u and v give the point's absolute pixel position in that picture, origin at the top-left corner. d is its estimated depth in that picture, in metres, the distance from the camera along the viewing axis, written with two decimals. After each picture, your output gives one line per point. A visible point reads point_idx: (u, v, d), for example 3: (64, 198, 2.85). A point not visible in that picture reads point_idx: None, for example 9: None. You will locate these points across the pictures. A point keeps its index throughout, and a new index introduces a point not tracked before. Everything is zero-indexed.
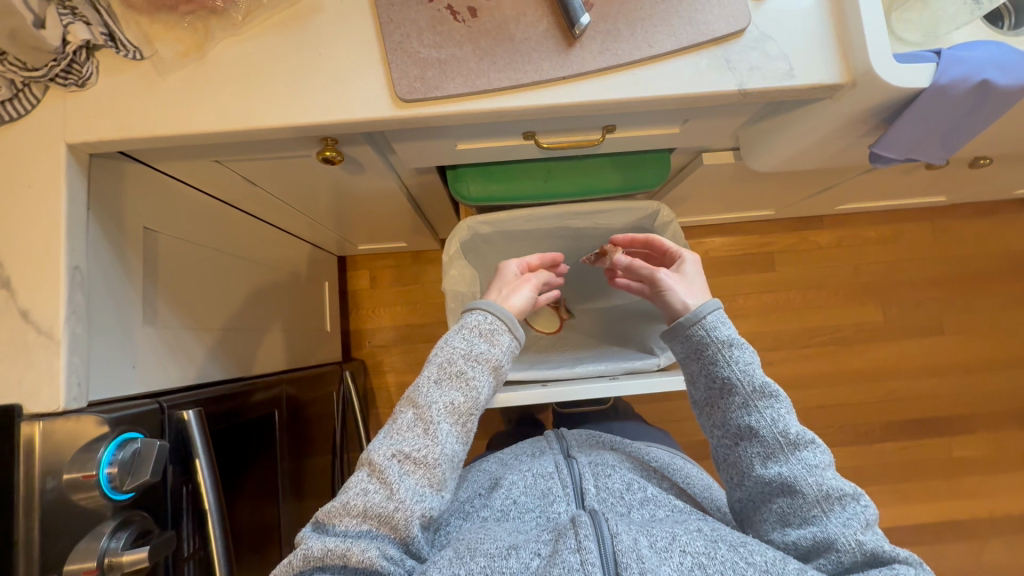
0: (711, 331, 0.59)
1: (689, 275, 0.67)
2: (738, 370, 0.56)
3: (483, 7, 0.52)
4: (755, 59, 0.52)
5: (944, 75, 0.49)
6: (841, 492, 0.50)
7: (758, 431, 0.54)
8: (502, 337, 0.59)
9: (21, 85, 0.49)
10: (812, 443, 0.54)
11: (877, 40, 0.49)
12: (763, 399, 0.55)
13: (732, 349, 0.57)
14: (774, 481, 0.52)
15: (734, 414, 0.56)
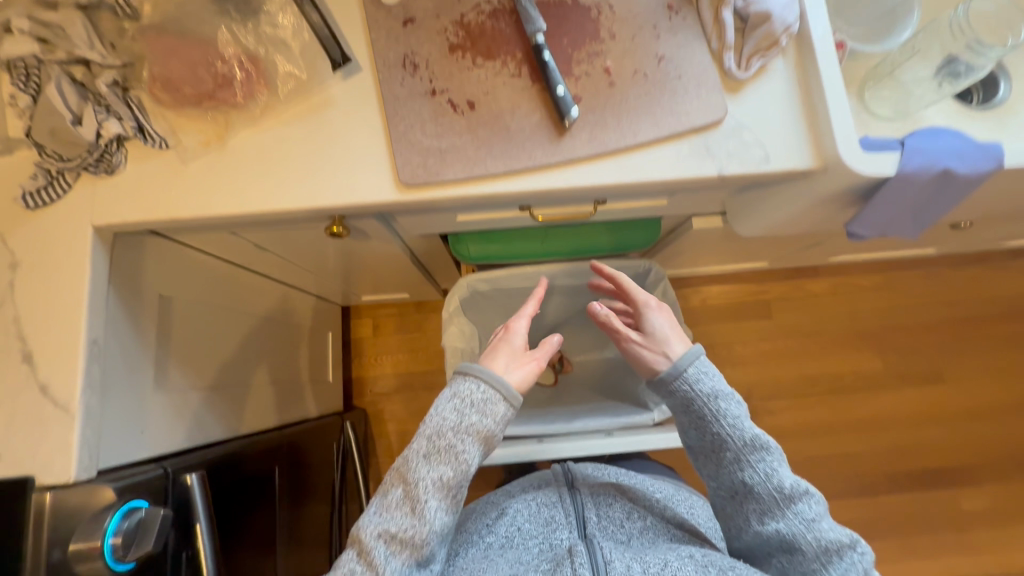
0: (699, 388, 0.59)
1: (653, 335, 0.63)
2: (728, 426, 0.58)
3: (482, 101, 0.56)
4: (733, 146, 0.56)
5: (909, 162, 0.53)
6: (835, 539, 0.54)
7: (753, 488, 0.57)
8: (497, 407, 0.56)
9: (55, 174, 0.54)
10: (806, 492, 0.57)
11: (844, 130, 0.54)
12: (755, 454, 0.58)
13: (721, 406, 0.59)
14: (774, 538, 0.56)
15: (729, 470, 0.59)
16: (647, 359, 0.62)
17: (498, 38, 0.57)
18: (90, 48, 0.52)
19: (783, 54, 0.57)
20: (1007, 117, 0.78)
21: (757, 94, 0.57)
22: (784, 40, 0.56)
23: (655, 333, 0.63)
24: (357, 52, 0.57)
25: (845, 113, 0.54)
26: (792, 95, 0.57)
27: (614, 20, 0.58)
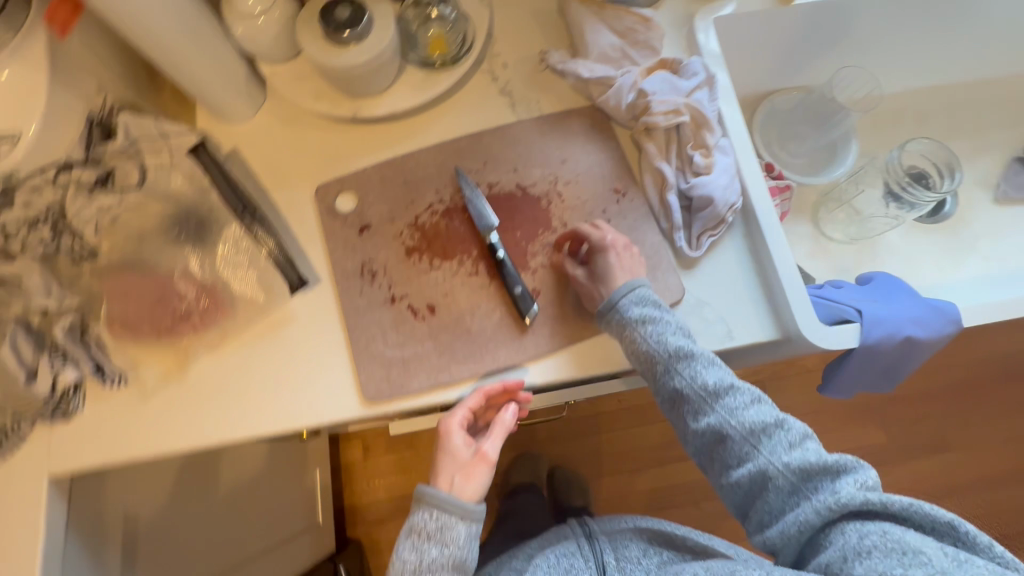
0: (650, 338, 0.52)
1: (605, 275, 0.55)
2: (687, 374, 0.52)
3: (442, 303, 0.56)
4: (694, 325, 0.56)
5: (869, 336, 0.53)
6: (819, 465, 0.48)
7: (723, 431, 0.51)
8: (454, 530, 0.51)
9: (10, 426, 0.52)
10: (779, 419, 0.51)
11: (802, 305, 0.54)
12: (717, 396, 0.52)
13: (675, 351, 0.52)
14: (755, 477, 0.50)
15: (696, 418, 0.53)
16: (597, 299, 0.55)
17: (453, 236, 0.59)
18: (46, 295, 0.52)
19: (732, 227, 0.59)
20: (952, 229, 0.82)
21: (712, 270, 0.58)
22: (730, 217, 0.58)
23: (603, 273, 0.55)
24: (318, 265, 0.58)
25: (799, 287, 0.54)
26: (746, 267, 0.58)
27: (564, 207, 0.60)
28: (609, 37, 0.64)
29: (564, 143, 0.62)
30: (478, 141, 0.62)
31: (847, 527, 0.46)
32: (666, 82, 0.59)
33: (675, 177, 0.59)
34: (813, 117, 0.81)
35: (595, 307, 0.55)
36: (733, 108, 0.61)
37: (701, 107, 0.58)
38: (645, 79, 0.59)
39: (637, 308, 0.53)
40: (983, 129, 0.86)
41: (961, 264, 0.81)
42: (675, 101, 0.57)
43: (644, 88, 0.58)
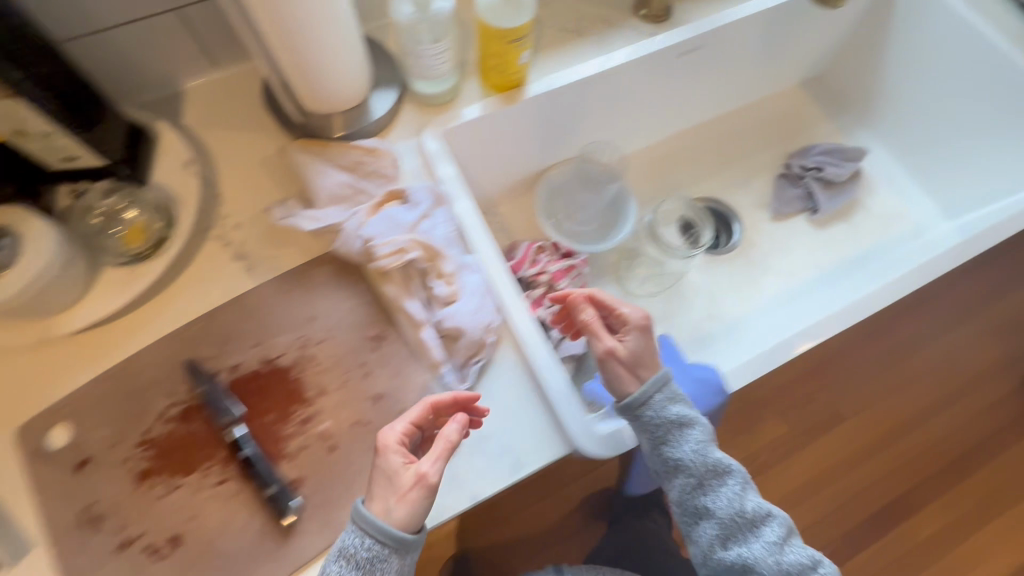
0: (684, 455, 0.56)
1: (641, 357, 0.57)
2: (731, 497, 0.56)
3: (186, 531, 0.48)
4: (480, 463, 0.52)
5: (637, 433, 0.57)
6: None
7: (754, 566, 0.54)
8: (387, 563, 0.45)
9: None
10: (814, 560, 0.55)
11: (574, 417, 0.53)
12: (764, 524, 0.56)
13: (713, 470, 0.57)
14: None
15: (736, 547, 0.55)
16: (638, 381, 0.57)
17: (194, 443, 0.51)
18: None
19: (499, 347, 0.56)
20: (744, 255, 0.86)
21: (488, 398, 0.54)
22: (490, 339, 0.55)
23: (638, 354, 0.57)
24: (29, 524, 0.49)
25: (567, 395, 0.54)
26: (521, 387, 0.55)
27: (318, 372, 0.55)
28: (339, 175, 0.61)
29: (311, 299, 0.58)
30: (213, 321, 0.56)
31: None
32: (386, 221, 0.55)
33: (424, 313, 0.55)
34: (587, 183, 0.83)
35: (620, 404, 0.57)
36: (473, 221, 0.59)
37: (428, 237, 0.55)
38: (365, 223, 0.56)
39: (676, 411, 0.56)
40: (748, 153, 0.92)
41: (761, 286, 0.84)
42: (397, 239, 0.54)
43: (364, 236, 0.55)
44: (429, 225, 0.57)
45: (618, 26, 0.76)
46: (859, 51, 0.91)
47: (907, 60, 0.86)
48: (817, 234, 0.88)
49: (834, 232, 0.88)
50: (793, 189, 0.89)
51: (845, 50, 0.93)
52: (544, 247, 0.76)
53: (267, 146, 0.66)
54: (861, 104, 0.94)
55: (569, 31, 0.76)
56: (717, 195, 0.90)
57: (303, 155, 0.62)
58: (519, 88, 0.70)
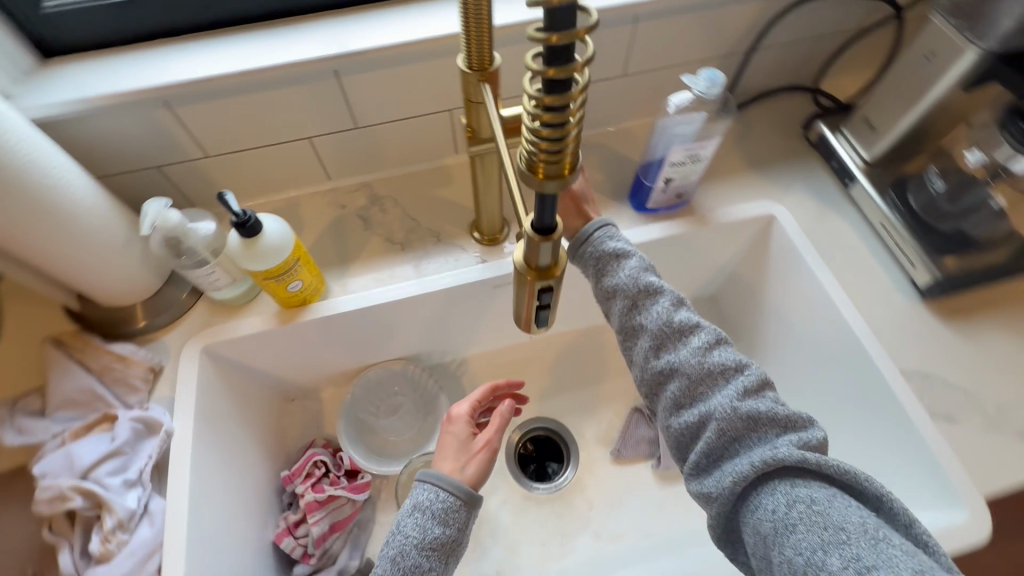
0: (624, 277, 0.57)
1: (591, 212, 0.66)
2: (653, 308, 0.55)
3: None
4: None
5: None
6: (731, 397, 0.49)
7: (674, 368, 0.52)
8: (458, 513, 0.52)
9: None
10: (738, 364, 0.52)
11: None
12: (683, 331, 0.54)
13: (645, 290, 0.56)
14: (703, 418, 0.49)
15: (654, 355, 0.54)
16: (586, 223, 0.62)
17: None
18: None
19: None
20: (566, 498, 0.76)
21: None
22: None
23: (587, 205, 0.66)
24: None
25: None
26: None
27: None
28: (79, 380, 0.60)
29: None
30: None
31: (774, 481, 0.45)
32: (65, 458, 0.53)
33: (78, 566, 0.51)
34: (393, 390, 0.79)
35: (572, 245, 0.62)
36: (176, 460, 0.56)
37: (98, 485, 0.52)
38: (47, 454, 0.54)
39: (612, 244, 0.59)
40: (605, 374, 0.84)
41: (568, 544, 0.73)
42: (58, 486, 0.51)
43: (36, 471, 0.53)
44: (114, 464, 0.54)
45: (446, 243, 0.75)
46: (741, 286, 0.82)
47: (783, 309, 0.76)
48: (658, 489, 0.76)
49: (678, 490, 0.76)
50: (642, 429, 0.79)
51: (729, 281, 0.84)
52: (324, 461, 0.71)
53: (43, 326, 0.66)
54: (744, 341, 0.83)
55: (393, 243, 0.75)
56: (555, 418, 0.82)
57: (59, 352, 0.62)
58: (306, 305, 0.67)
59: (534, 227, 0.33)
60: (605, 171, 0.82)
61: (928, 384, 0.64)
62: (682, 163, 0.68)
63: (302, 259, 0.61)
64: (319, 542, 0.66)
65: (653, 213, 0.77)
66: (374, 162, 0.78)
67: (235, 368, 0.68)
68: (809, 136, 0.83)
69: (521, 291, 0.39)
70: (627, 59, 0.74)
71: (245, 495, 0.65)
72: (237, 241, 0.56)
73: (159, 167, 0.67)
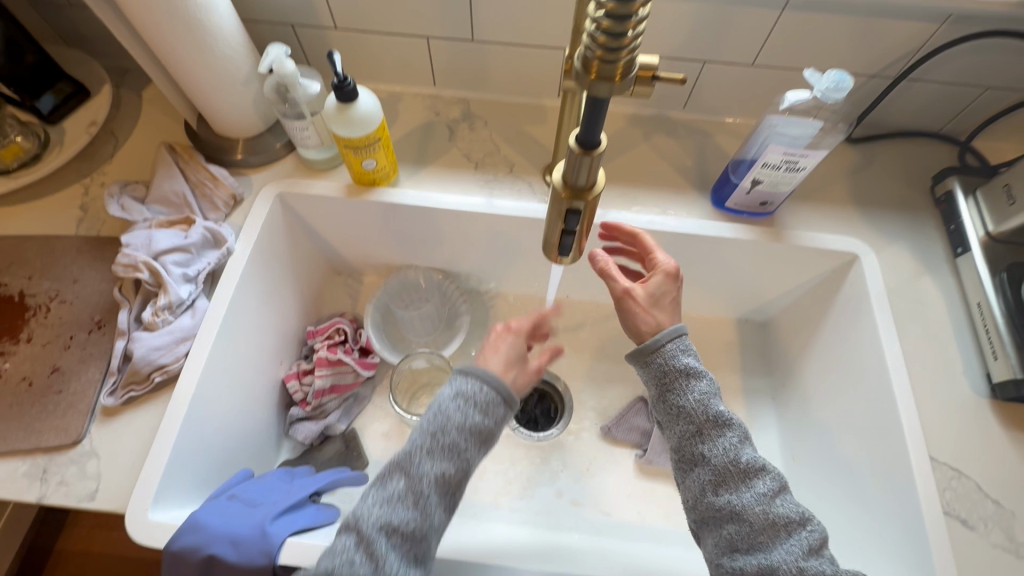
0: (692, 400, 0.53)
1: (659, 300, 0.58)
2: (719, 446, 0.51)
3: None
4: (68, 473, 0.56)
5: (175, 542, 0.51)
6: (797, 555, 0.46)
7: (740, 510, 0.48)
8: (498, 407, 0.52)
9: None
10: (803, 517, 0.48)
11: (147, 488, 0.54)
12: (748, 470, 0.50)
13: (714, 419, 0.52)
14: (762, 572, 0.46)
15: (714, 491, 0.50)
16: (650, 329, 0.57)
17: None
18: None
19: (177, 382, 0.59)
20: (544, 452, 0.78)
21: (123, 426, 0.58)
22: (155, 378, 0.59)
23: (658, 297, 0.58)
24: None
25: (159, 466, 0.55)
26: (150, 432, 0.58)
27: (42, 324, 0.63)
28: (177, 184, 0.70)
29: (84, 266, 0.67)
30: (16, 243, 0.68)
31: None
32: (147, 237, 0.63)
33: (129, 326, 0.61)
34: (423, 294, 0.84)
35: (637, 347, 0.56)
36: (227, 272, 0.65)
37: (163, 267, 0.61)
38: (135, 231, 0.64)
39: (684, 359, 0.54)
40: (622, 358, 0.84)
41: (530, 490, 0.75)
42: (135, 257, 0.61)
43: (123, 240, 0.63)
44: (179, 258, 0.63)
45: (517, 176, 0.77)
46: (797, 319, 0.77)
47: (829, 355, 0.71)
48: (633, 477, 0.76)
49: (654, 487, 0.75)
50: (640, 418, 0.78)
51: (787, 312, 0.79)
52: (345, 331, 0.77)
53: (167, 136, 0.77)
54: (778, 376, 0.79)
55: (469, 160, 0.78)
56: (562, 379, 0.83)
57: (169, 156, 0.72)
58: (375, 187, 0.72)
59: (578, 140, 0.34)
60: (697, 159, 0.79)
61: (957, 480, 0.58)
62: (776, 168, 0.64)
63: (382, 140, 0.66)
64: (317, 395, 0.73)
65: (730, 213, 0.74)
66: (480, 81, 0.81)
67: (300, 223, 0.76)
68: (935, 190, 0.75)
69: (551, 210, 0.40)
70: (760, 47, 0.69)
71: (271, 331, 0.72)
72: (332, 104, 0.61)
73: (294, 27, 0.74)
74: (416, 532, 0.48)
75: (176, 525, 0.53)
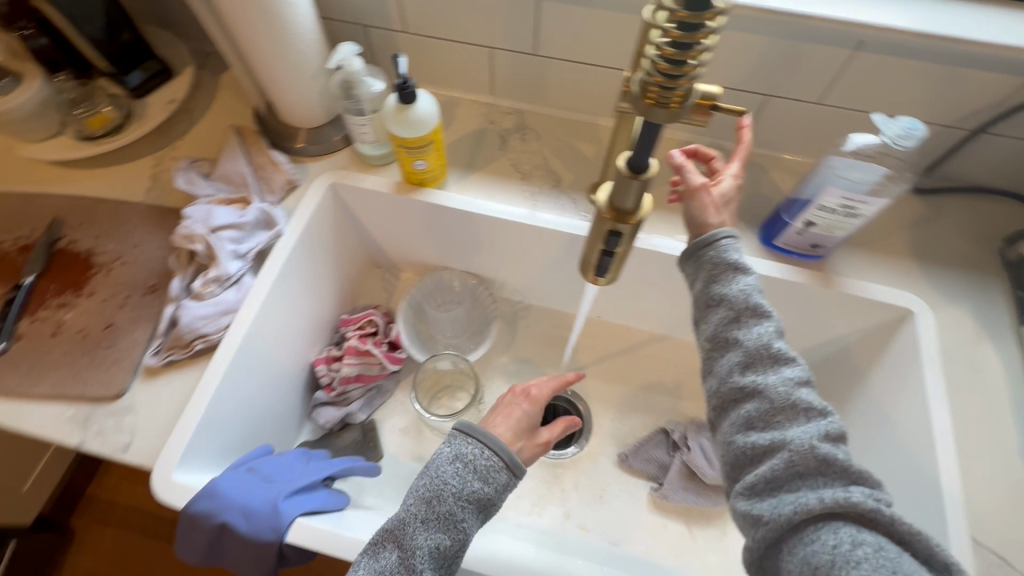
0: (734, 290, 0.50)
1: (726, 203, 0.60)
2: (753, 333, 0.49)
3: None
4: (107, 425, 0.59)
5: (193, 505, 0.53)
6: (813, 436, 0.43)
7: (761, 390, 0.46)
8: (500, 475, 0.51)
9: None
10: (827, 411, 0.46)
11: (175, 449, 0.56)
12: (778, 359, 0.48)
13: (753, 309, 0.49)
14: (774, 449, 0.44)
15: (740, 372, 0.48)
16: (714, 225, 0.55)
17: (8, 268, 0.68)
18: None
19: (215, 352, 0.61)
20: (557, 470, 0.77)
21: (161, 387, 0.61)
22: (196, 346, 0.62)
23: (726, 197, 0.60)
24: None
25: (188, 430, 0.57)
26: (184, 396, 0.61)
27: (103, 282, 0.68)
28: (240, 165, 0.73)
29: (147, 233, 0.71)
30: (91, 204, 0.73)
31: (838, 524, 0.40)
32: (206, 212, 0.67)
33: (179, 294, 0.65)
34: (455, 294, 0.85)
35: (687, 246, 0.55)
36: (275, 253, 0.67)
37: (217, 242, 0.65)
38: (197, 205, 0.68)
39: (736, 255, 0.52)
40: (648, 386, 0.82)
41: (538, 507, 0.74)
42: (194, 229, 0.64)
43: (184, 212, 0.66)
44: (233, 235, 0.67)
45: (563, 191, 0.77)
46: (836, 370, 0.73)
47: (870, 413, 0.67)
48: (645, 510, 0.74)
49: (666, 524, 0.73)
50: (660, 450, 0.76)
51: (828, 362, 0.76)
52: (376, 323, 0.79)
53: (238, 119, 0.82)
54: None
55: (517, 170, 0.79)
56: (584, 399, 0.82)
57: (237, 138, 0.76)
58: (423, 187, 0.74)
59: (626, 164, 0.34)
60: (749, 193, 0.77)
61: (1001, 568, 0.54)
62: (833, 211, 0.61)
63: (435, 143, 0.67)
64: (342, 382, 0.74)
65: (778, 252, 0.71)
66: (538, 95, 0.82)
67: (348, 214, 0.78)
68: (1007, 253, 0.70)
69: (592, 231, 0.40)
70: (828, 87, 0.67)
71: (308, 314, 0.75)
72: (393, 104, 0.63)
73: (366, 27, 0.77)
74: None
75: (195, 489, 0.55)
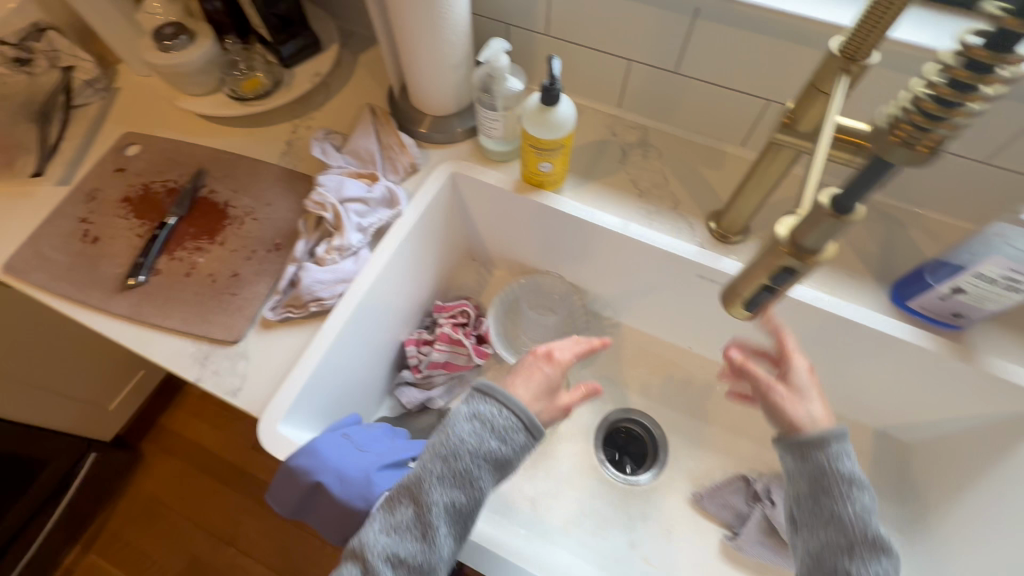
0: (830, 467, 0.49)
1: (805, 391, 0.54)
2: (850, 513, 0.47)
3: (104, 240, 0.72)
4: (222, 367, 0.63)
5: (293, 459, 0.55)
6: None
7: None
8: (519, 436, 0.51)
9: None
10: None
11: (283, 403, 0.59)
12: (871, 548, 0.46)
13: (850, 487, 0.48)
14: None
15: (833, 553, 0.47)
16: (801, 413, 0.52)
17: (155, 207, 0.75)
18: None
19: (328, 317, 0.64)
20: (626, 496, 0.74)
21: (274, 340, 0.65)
22: (311, 308, 0.65)
23: (803, 387, 0.55)
24: (81, 172, 0.78)
25: (296, 387, 0.60)
26: (294, 353, 0.64)
27: (235, 232, 0.72)
28: (371, 142, 0.76)
29: (278, 194, 0.75)
30: (233, 160, 0.79)
31: None
32: (338, 182, 0.69)
33: (302, 256, 0.68)
34: (552, 301, 0.84)
35: (765, 400, 0.55)
36: (393, 232, 0.70)
37: (345, 213, 0.68)
38: (330, 174, 0.71)
39: (828, 430, 0.51)
40: (732, 428, 0.78)
41: (603, 529, 0.72)
42: (326, 198, 0.67)
43: (318, 179, 0.70)
44: (359, 209, 0.69)
45: (680, 214, 0.75)
46: (954, 453, 0.67)
47: (992, 508, 0.60)
48: (714, 556, 0.70)
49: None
50: (739, 498, 0.72)
51: (943, 442, 0.69)
52: (469, 315, 0.80)
53: (371, 98, 0.85)
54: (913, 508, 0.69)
55: (634, 186, 0.77)
56: (662, 428, 0.79)
57: (370, 116, 0.79)
58: (540, 189, 0.74)
59: (831, 203, 0.32)
60: (881, 246, 0.72)
61: None
62: (991, 282, 0.56)
63: (565, 148, 0.67)
64: (430, 367, 0.76)
65: (908, 314, 0.66)
66: (666, 113, 0.80)
67: (460, 204, 0.80)
68: None
69: (759, 263, 0.39)
70: (1001, 147, 0.61)
71: (410, 295, 0.76)
72: (535, 104, 0.63)
73: (508, 25, 0.78)
74: (423, 560, 0.48)
75: (296, 444, 0.57)
